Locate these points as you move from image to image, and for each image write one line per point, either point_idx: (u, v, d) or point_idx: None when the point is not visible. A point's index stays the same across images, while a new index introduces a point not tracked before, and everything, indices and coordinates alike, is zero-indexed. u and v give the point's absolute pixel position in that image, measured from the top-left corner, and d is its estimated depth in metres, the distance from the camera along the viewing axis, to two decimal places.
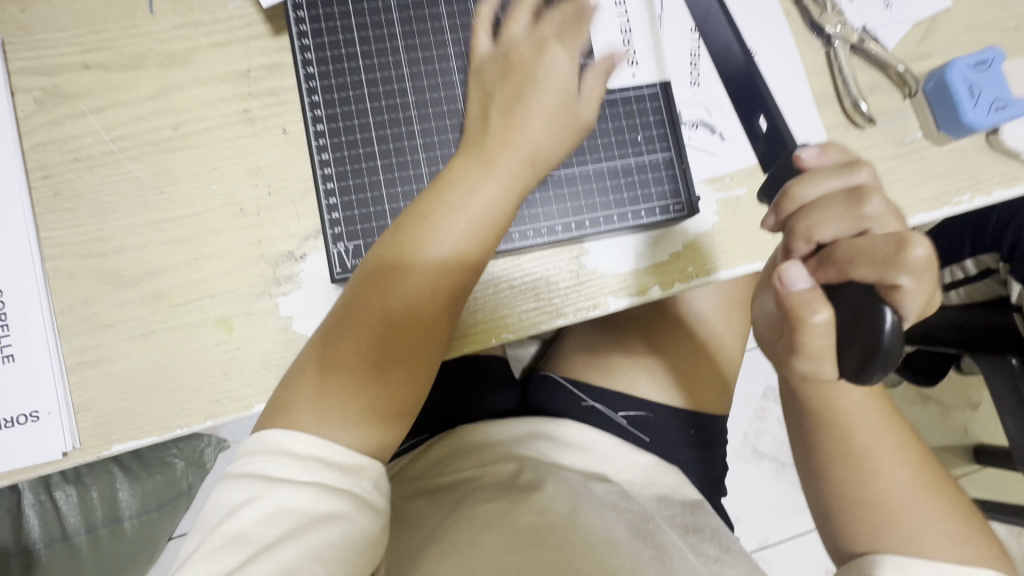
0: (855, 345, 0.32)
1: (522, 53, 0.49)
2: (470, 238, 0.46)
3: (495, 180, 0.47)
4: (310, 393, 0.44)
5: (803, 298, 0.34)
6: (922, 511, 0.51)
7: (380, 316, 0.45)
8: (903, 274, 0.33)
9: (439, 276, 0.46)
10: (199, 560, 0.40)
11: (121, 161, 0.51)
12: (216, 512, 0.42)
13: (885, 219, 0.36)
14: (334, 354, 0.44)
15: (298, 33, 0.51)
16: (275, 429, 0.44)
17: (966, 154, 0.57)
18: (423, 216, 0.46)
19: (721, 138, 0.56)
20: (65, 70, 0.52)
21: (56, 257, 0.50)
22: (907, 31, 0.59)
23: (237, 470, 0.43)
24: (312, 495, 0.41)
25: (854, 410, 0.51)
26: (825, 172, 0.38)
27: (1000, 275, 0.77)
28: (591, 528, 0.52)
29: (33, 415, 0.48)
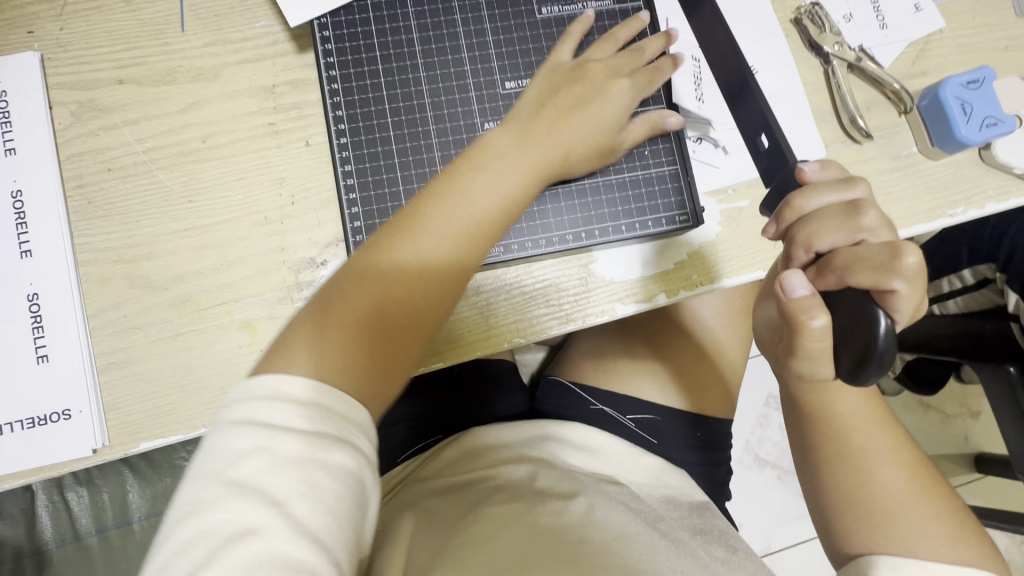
0: (852, 348, 0.34)
1: (597, 70, 0.53)
2: (493, 211, 0.47)
3: (524, 160, 0.48)
4: (308, 346, 0.41)
5: (802, 304, 0.36)
6: (919, 512, 0.53)
7: (395, 267, 0.44)
8: (897, 281, 0.35)
9: (457, 242, 0.45)
10: (203, 513, 0.35)
11: (152, 171, 0.54)
12: (216, 459, 0.37)
13: (880, 230, 0.38)
14: (342, 299, 0.43)
15: (323, 52, 0.54)
16: (269, 375, 0.39)
17: (959, 169, 0.60)
18: (459, 174, 0.47)
19: (724, 151, 0.59)
20: (100, 85, 0.54)
21: (89, 262, 0.52)
22: (902, 50, 0.62)
23: (235, 413, 0.38)
24: (323, 448, 0.37)
25: (856, 415, 0.53)
26: (828, 185, 0.40)
27: (997, 285, 0.79)
28: (605, 527, 0.54)
29: (65, 413, 0.50)
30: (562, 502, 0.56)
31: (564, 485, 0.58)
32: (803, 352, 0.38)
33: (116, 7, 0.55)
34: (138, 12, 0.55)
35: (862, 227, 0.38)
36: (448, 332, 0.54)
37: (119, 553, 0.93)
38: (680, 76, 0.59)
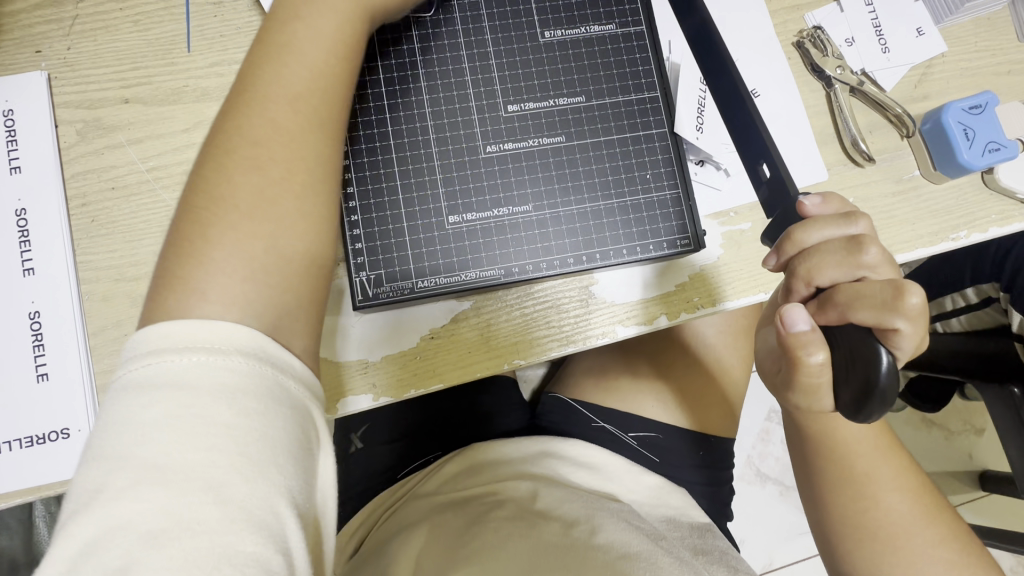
0: (854, 383, 0.34)
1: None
2: (329, 46, 0.45)
3: (332, 5, 0.45)
4: (195, 276, 0.38)
5: (801, 339, 0.36)
6: (921, 538, 0.52)
7: (248, 151, 0.41)
8: (900, 319, 0.34)
9: (306, 101, 0.43)
10: (112, 503, 0.31)
11: (156, 191, 0.54)
12: (117, 436, 0.33)
13: (881, 267, 0.38)
14: (208, 222, 0.40)
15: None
16: (154, 328, 0.36)
17: (962, 193, 0.60)
18: (271, 52, 0.43)
19: (726, 174, 0.59)
20: (106, 104, 0.55)
21: (92, 280, 0.53)
22: (904, 74, 0.62)
23: (135, 377, 0.35)
24: (236, 404, 0.34)
25: (857, 441, 0.53)
26: (829, 219, 0.39)
27: (1000, 304, 0.79)
28: (612, 545, 0.54)
29: (64, 432, 0.50)
30: (569, 517, 0.56)
31: (571, 500, 0.58)
32: (803, 385, 0.38)
33: (124, 27, 0.56)
34: (145, 32, 0.56)
35: (862, 262, 0.38)
36: (447, 353, 0.54)
37: None
38: (682, 102, 0.59)
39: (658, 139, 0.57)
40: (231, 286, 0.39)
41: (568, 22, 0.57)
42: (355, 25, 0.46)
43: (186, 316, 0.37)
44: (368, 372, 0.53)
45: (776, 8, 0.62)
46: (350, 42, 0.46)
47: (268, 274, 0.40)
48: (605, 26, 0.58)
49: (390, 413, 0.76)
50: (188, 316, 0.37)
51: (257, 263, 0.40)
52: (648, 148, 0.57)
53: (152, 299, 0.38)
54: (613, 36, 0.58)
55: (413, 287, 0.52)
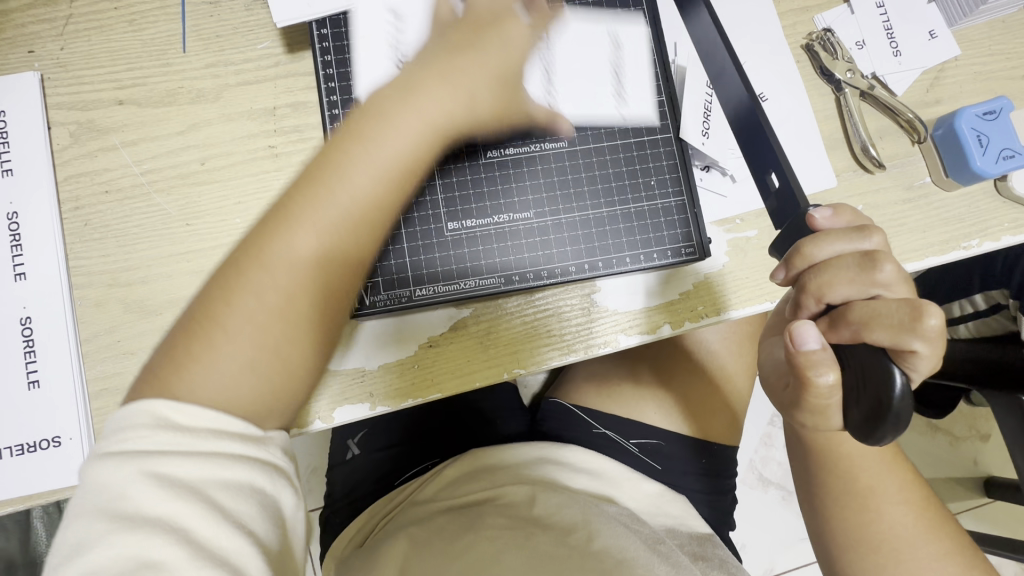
0: (866, 405, 0.33)
1: (485, 16, 0.48)
2: (403, 161, 0.43)
3: (422, 114, 0.43)
4: (190, 360, 0.38)
5: (811, 358, 0.35)
6: (926, 552, 0.51)
7: (278, 252, 0.40)
8: (917, 341, 0.33)
9: (356, 216, 0.42)
10: (92, 554, 0.33)
11: (150, 194, 0.53)
12: (98, 496, 0.34)
13: (896, 285, 0.37)
14: (219, 315, 0.39)
15: (320, 62, 0.53)
16: (153, 398, 0.37)
17: (974, 200, 0.58)
18: (340, 154, 0.42)
19: (732, 180, 0.58)
20: (100, 105, 0.54)
21: (84, 285, 0.52)
22: (916, 78, 0.61)
23: (102, 447, 0.36)
24: (214, 465, 0.36)
25: (862, 454, 0.52)
26: (842, 234, 0.38)
27: (1009, 311, 0.76)
28: (610, 550, 0.53)
29: (55, 440, 0.49)
30: (567, 523, 0.55)
31: (569, 505, 0.57)
32: (811, 405, 0.37)
33: (118, 26, 0.55)
34: (140, 32, 0.55)
35: (877, 280, 0.36)
36: (445, 362, 0.53)
37: None
38: (687, 107, 0.57)
39: (663, 146, 0.56)
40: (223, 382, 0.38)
41: None
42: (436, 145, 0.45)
43: (176, 398, 0.37)
44: (364, 380, 0.52)
45: (785, 9, 0.60)
46: (425, 160, 0.44)
47: (249, 386, 0.39)
48: (608, 27, 0.57)
49: (386, 419, 0.75)
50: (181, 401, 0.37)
51: (246, 375, 0.39)
52: (652, 153, 0.55)
53: (153, 368, 0.39)
54: (616, 36, 0.57)
55: (411, 295, 0.51)
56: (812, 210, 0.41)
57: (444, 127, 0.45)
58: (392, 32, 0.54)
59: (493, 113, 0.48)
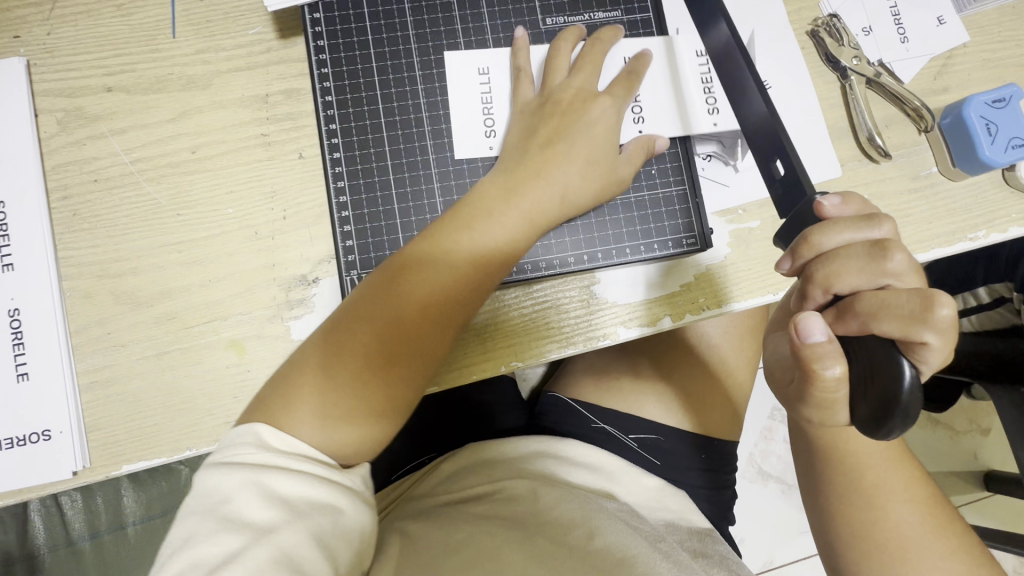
0: (872, 397, 0.32)
1: (569, 100, 0.52)
2: (495, 251, 0.48)
3: (517, 212, 0.49)
4: (296, 400, 0.44)
5: (817, 351, 0.34)
6: (931, 549, 0.50)
7: (384, 313, 0.46)
8: (928, 332, 0.32)
9: (454, 286, 0.47)
10: (195, 547, 0.38)
11: (140, 183, 0.52)
12: (204, 498, 0.40)
13: (906, 275, 0.36)
14: (332, 362, 0.45)
15: (315, 49, 0.54)
16: (261, 423, 0.43)
17: (982, 191, 0.57)
18: (454, 226, 0.48)
19: (734, 169, 0.57)
20: (87, 92, 0.53)
21: (73, 276, 0.51)
22: (923, 65, 0.59)
23: (216, 458, 0.42)
24: (308, 481, 0.41)
25: (865, 451, 0.51)
26: (851, 223, 0.37)
27: (1013, 304, 0.75)
28: (611, 548, 0.52)
29: (45, 434, 0.48)
30: (566, 520, 0.54)
31: (569, 500, 0.56)
32: (818, 399, 0.36)
33: (106, 11, 0.53)
34: (128, 17, 0.53)
35: (886, 270, 0.36)
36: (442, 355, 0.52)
37: (115, 556, 0.92)
38: (688, 88, 0.56)
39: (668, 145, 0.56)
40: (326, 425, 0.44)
41: (571, 9, 0.56)
42: (526, 237, 0.50)
43: (282, 428, 0.43)
44: None
45: None
46: (513, 248, 0.49)
47: (343, 431, 0.45)
48: (610, 13, 0.57)
49: None
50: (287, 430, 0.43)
51: (345, 420, 0.45)
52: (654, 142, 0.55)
53: (267, 397, 0.45)
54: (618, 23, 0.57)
55: None
56: (818, 198, 0.39)
57: (534, 221, 0.50)
58: (482, 95, 0.54)
59: (581, 207, 0.52)
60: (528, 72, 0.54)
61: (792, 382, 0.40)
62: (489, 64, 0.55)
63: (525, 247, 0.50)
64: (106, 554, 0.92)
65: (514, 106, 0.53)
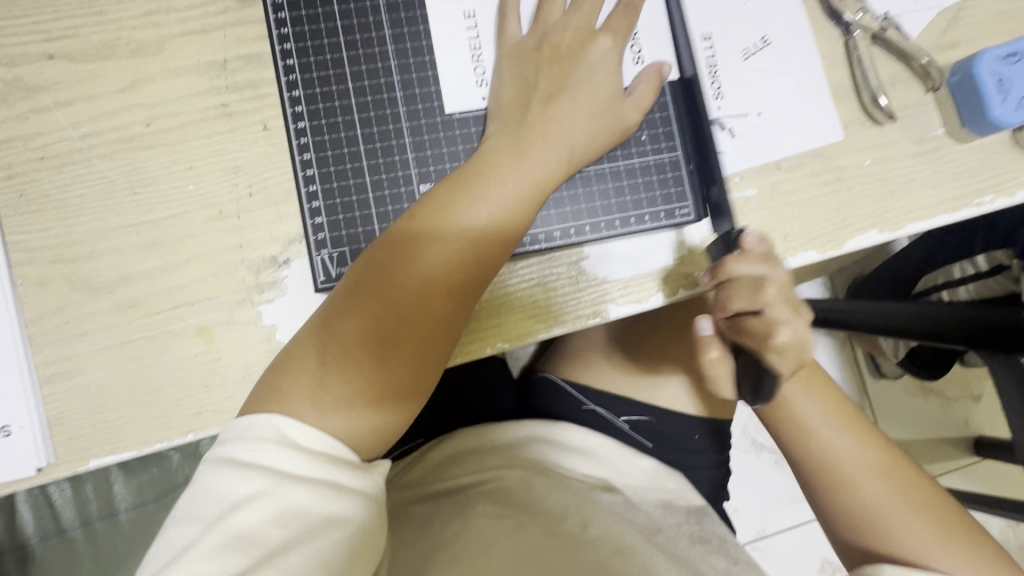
0: (750, 380, 0.45)
1: (567, 43, 0.49)
2: (507, 217, 0.46)
3: (527, 173, 0.46)
4: (309, 384, 0.42)
5: (705, 342, 0.48)
6: (902, 513, 0.54)
7: (390, 289, 0.43)
8: (779, 333, 0.44)
9: (463, 258, 0.45)
10: (196, 559, 0.37)
11: (91, 160, 0.48)
12: (212, 502, 0.38)
13: (774, 303, 0.45)
14: (336, 345, 0.43)
15: (273, 7, 0.49)
16: (275, 414, 0.41)
17: (990, 152, 0.54)
18: (457, 194, 0.45)
19: (731, 134, 0.53)
20: (27, 61, 0.48)
21: (25, 262, 0.47)
22: (932, 18, 0.55)
23: (228, 455, 0.40)
24: (325, 496, 0.39)
25: (811, 422, 0.57)
26: (754, 258, 0.45)
27: (1012, 271, 0.72)
28: (606, 537, 0.51)
29: (4, 430, 0.45)
30: (558, 510, 0.53)
31: (560, 490, 0.55)
32: (709, 377, 0.49)
33: None
34: None
35: (765, 298, 0.45)
36: None
37: (109, 543, 0.91)
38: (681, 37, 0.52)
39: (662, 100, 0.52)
40: (334, 411, 0.42)
41: None
42: (538, 199, 0.47)
43: (291, 415, 0.41)
44: None
45: None
46: (526, 212, 0.46)
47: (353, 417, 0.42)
48: None
49: None
50: (297, 418, 0.41)
51: (352, 407, 0.42)
52: None
53: (262, 387, 0.43)
54: None
55: None
56: (744, 231, 0.45)
57: (544, 182, 0.47)
58: (469, 42, 0.51)
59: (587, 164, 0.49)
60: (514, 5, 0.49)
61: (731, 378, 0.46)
62: (475, 7, 0.51)
63: (537, 210, 0.47)
64: (100, 541, 0.91)
65: (502, 51, 0.49)
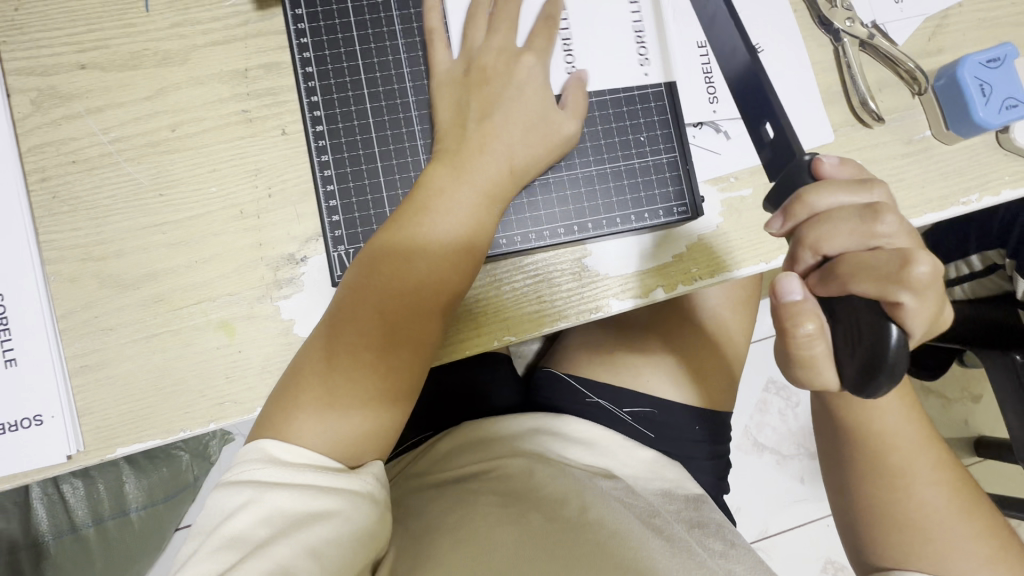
0: (859, 357, 0.34)
1: (491, 65, 0.51)
2: (461, 230, 0.48)
3: (472, 189, 0.48)
4: (286, 402, 0.45)
5: (795, 309, 0.36)
6: (956, 532, 0.53)
7: (354, 311, 0.46)
8: (904, 292, 0.34)
9: (427, 275, 0.47)
10: (199, 561, 0.40)
11: (119, 163, 0.51)
12: (212, 515, 0.42)
13: (896, 237, 0.37)
14: (305, 370, 0.45)
15: (293, 18, 0.52)
16: (264, 438, 0.44)
17: (976, 153, 0.57)
18: (407, 218, 0.48)
19: (726, 137, 0.56)
20: (59, 70, 0.51)
21: (56, 260, 0.50)
22: (918, 26, 0.58)
23: (225, 476, 0.43)
24: (307, 495, 0.41)
25: (891, 429, 0.53)
26: (836, 184, 0.39)
27: (1006, 271, 0.74)
28: (602, 522, 0.52)
29: (37, 419, 0.48)
30: (559, 496, 0.55)
31: (559, 477, 0.57)
32: (799, 361, 0.37)
33: None
34: None
35: (877, 232, 0.37)
36: None
37: (120, 541, 0.93)
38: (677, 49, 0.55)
39: (597, 109, 0.54)
40: (311, 427, 0.44)
41: None
42: (490, 212, 0.49)
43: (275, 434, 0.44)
44: None
45: None
46: (479, 223, 0.49)
47: (331, 428, 0.44)
48: None
49: None
50: (280, 433, 0.44)
51: (329, 420, 0.44)
52: (643, 108, 0.54)
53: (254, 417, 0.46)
54: None
55: None
56: (821, 156, 0.42)
57: (491, 193, 0.49)
58: None
59: (538, 171, 0.52)
60: (440, 30, 0.52)
61: (784, 344, 0.38)
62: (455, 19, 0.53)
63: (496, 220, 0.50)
64: (111, 539, 0.93)
65: (434, 80, 0.52)
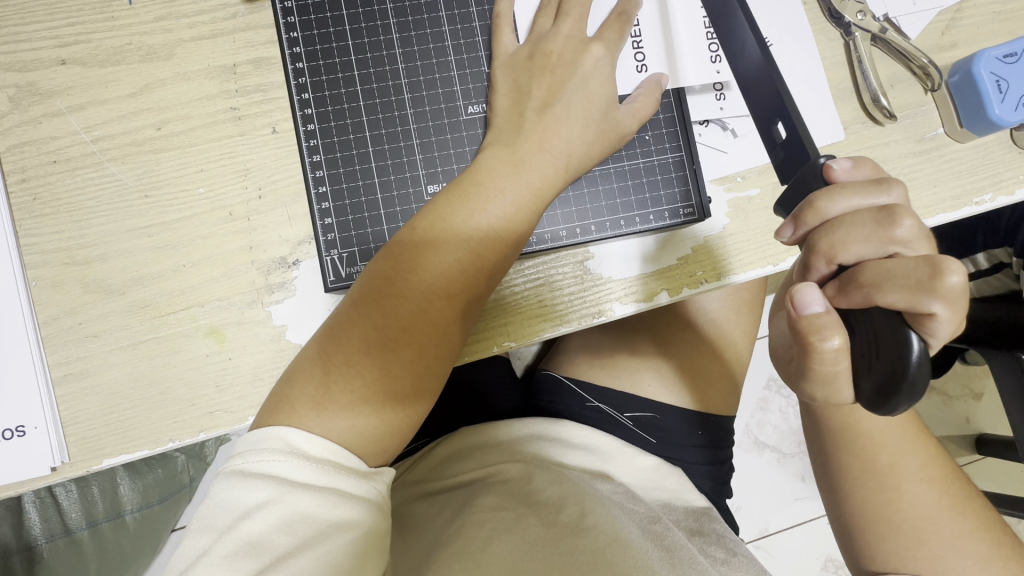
0: (879, 371, 0.32)
1: (559, 51, 0.49)
2: (507, 226, 0.46)
3: (525, 183, 0.47)
4: (312, 391, 0.43)
5: (815, 323, 0.35)
6: (947, 532, 0.52)
7: (394, 300, 0.44)
8: (936, 303, 0.32)
9: (468, 267, 0.45)
10: (208, 567, 0.37)
11: (103, 163, 0.49)
12: (224, 512, 0.39)
13: (915, 242, 0.36)
14: (337, 359, 0.43)
15: (282, 12, 0.50)
16: (281, 426, 0.42)
17: (988, 151, 0.55)
18: (455, 205, 0.46)
19: (733, 135, 0.54)
20: (39, 66, 0.49)
21: (37, 264, 0.48)
22: (931, 19, 0.56)
23: (240, 467, 0.40)
24: (332, 501, 0.40)
25: (876, 429, 0.52)
26: (854, 187, 0.38)
27: (1012, 270, 0.73)
28: (603, 527, 0.51)
29: (19, 430, 0.46)
30: (557, 500, 0.53)
31: (557, 482, 0.55)
32: (819, 374, 0.36)
33: None
34: None
35: (895, 237, 0.36)
36: None
37: (114, 544, 0.91)
38: (686, 44, 0.52)
39: (662, 112, 0.53)
40: (338, 421, 0.42)
41: None
42: (537, 209, 0.48)
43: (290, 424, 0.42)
44: None
45: None
46: (525, 221, 0.47)
47: (356, 426, 0.43)
48: None
49: None
50: (300, 424, 0.42)
51: (357, 416, 0.43)
52: None
53: (269, 402, 0.44)
54: None
55: None
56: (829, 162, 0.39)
57: (542, 191, 0.47)
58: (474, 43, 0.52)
59: (588, 168, 0.50)
60: (504, 20, 0.51)
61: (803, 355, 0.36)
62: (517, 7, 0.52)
63: (536, 220, 0.48)
64: (106, 542, 0.91)
65: (497, 63, 0.50)
